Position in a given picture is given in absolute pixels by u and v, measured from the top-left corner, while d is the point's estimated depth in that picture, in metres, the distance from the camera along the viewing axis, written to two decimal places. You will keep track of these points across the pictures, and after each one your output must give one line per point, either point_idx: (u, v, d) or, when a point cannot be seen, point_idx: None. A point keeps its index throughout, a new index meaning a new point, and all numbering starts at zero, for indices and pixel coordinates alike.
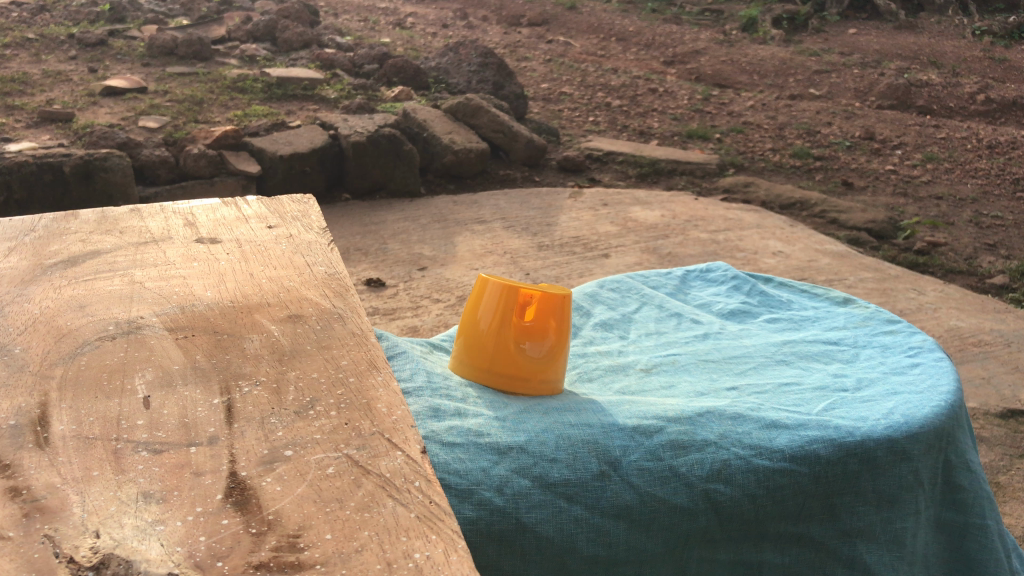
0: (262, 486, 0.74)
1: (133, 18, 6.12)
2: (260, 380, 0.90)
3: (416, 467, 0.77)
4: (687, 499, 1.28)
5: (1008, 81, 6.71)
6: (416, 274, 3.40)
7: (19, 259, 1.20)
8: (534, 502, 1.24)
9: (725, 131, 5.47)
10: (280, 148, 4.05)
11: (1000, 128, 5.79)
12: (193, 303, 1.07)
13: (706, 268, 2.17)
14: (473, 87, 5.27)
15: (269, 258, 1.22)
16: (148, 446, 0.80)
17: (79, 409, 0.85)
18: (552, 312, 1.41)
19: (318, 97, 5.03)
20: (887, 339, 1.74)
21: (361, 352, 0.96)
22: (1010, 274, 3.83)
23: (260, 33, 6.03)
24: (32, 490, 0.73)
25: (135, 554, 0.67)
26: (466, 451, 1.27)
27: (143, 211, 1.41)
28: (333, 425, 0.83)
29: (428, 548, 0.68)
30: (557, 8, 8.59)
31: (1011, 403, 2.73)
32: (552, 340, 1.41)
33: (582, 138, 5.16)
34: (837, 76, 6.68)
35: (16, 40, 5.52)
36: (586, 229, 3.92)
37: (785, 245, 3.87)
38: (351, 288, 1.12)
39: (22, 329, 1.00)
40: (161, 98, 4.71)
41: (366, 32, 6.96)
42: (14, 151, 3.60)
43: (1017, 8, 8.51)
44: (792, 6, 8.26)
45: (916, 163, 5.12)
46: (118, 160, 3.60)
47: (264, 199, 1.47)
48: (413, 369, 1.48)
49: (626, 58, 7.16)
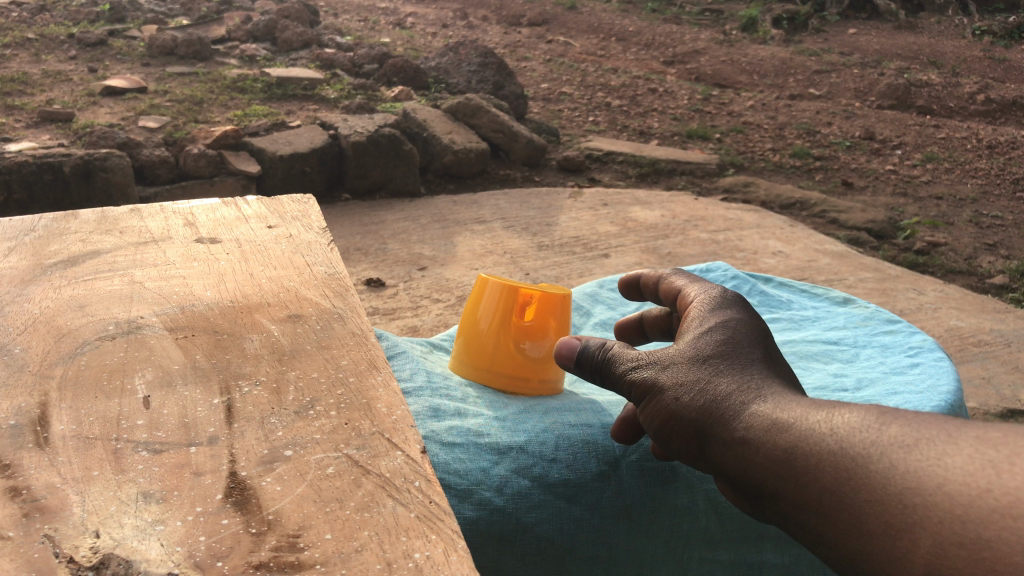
0: (262, 486, 0.74)
1: (133, 18, 6.12)
2: (261, 379, 0.90)
3: (416, 467, 0.77)
4: (687, 499, 1.30)
5: (1008, 81, 6.69)
6: (416, 274, 3.40)
7: (19, 259, 1.20)
8: (534, 502, 1.25)
9: (725, 131, 5.46)
10: (280, 148, 4.05)
11: (1000, 129, 5.78)
12: (193, 303, 1.07)
13: (706, 268, 2.17)
14: (473, 86, 5.27)
15: (268, 258, 1.22)
16: (148, 446, 0.80)
17: (79, 409, 0.85)
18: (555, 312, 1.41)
19: (318, 97, 5.02)
20: (887, 339, 1.74)
21: (361, 352, 0.96)
22: (1010, 274, 3.83)
23: (261, 33, 6.03)
24: (32, 490, 0.73)
25: (135, 554, 0.67)
26: (465, 451, 1.27)
27: (143, 211, 1.41)
28: (333, 425, 0.83)
29: (428, 548, 0.68)
30: (557, 8, 8.56)
31: (1011, 403, 2.73)
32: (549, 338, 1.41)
33: (582, 138, 5.16)
34: (837, 76, 6.68)
35: (16, 40, 5.51)
36: (587, 229, 3.92)
37: (785, 245, 3.86)
38: (351, 288, 1.12)
39: (22, 329, 1.00)
40: (161, 98, 4.71)
41: (366, 32, 6.95)
42: (15, 151, 3.60)
43: (1018, 8, 8.50)
44: (792, 6, 8.24)
45: (916, 163, 5.12)
46: (119, 160, 3.60)
47: (264, 198, 1.47)
48: (413, 369, 1.48)
49: (625, 58, 7.16)
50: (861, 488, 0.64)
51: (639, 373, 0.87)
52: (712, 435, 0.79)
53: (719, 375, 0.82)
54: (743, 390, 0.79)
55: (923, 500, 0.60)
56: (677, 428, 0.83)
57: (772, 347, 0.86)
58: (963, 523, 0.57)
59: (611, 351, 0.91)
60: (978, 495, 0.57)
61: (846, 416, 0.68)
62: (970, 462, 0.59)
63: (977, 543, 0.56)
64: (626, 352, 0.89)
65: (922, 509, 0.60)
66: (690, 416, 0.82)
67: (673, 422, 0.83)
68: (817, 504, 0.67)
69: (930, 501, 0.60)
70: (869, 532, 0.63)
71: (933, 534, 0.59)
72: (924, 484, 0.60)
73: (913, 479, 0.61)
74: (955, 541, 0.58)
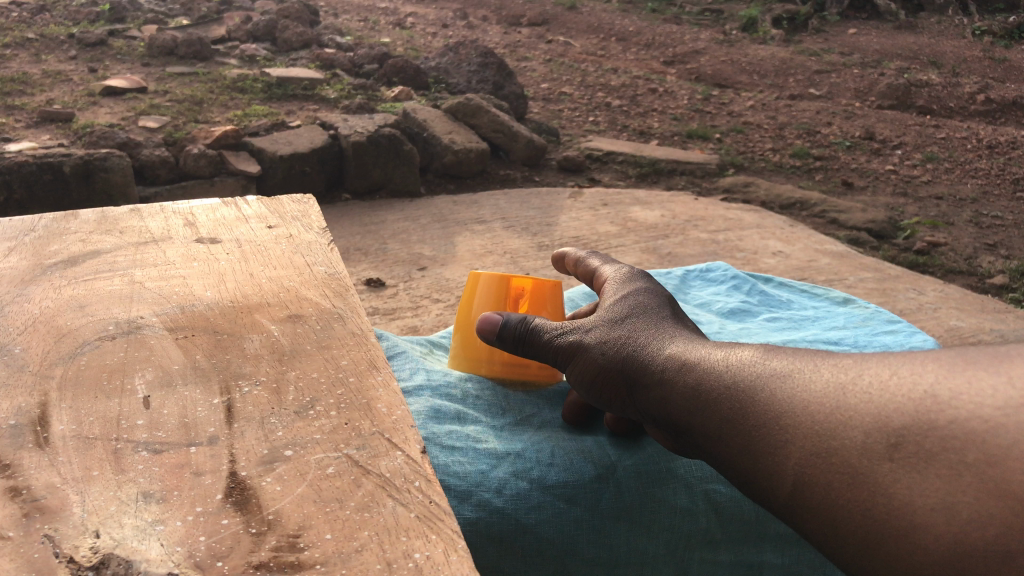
0: (262, 486, 0.74)
1: (133, 18, 6.12)
2: (261, 379, 0.90)
3: (416, 467, 0.77)
4: (687, 500, 1.31)
5: (1008, 81, 6.69)
6: (416, 274, 3.40)
7: (19, 259, 1.20)
8: (533, 503, 1.25)
9: (725, 131, 5.47)
10: (279, 148, 4.05)
11: (1000, 129, 5.78)
12: (193, 303, 1.07)
13: (706, 268, 2.16)
14: (473, 86, 5.27)
15: (268, 258, 1.22)
16: (148, 446, 0.80)
17: (79, 409, 0.85)
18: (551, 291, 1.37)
19: (318, 97, 5.02)
20: (887, 339, 1.74)
21: (361, 352, 0.96)
22: (1010, 274, 3.82)
23: (261, 33, 6.03)
24: (32, 490, 0.73)
25: (135, 554, 0.67)
26: (464, 455, 1.28)
27: (143, 211, 1.41)
28: (333, 425, 0.83)
29: (428, 548, 0.68)
30: (557, 8, 8.56)
31: None
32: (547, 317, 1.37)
33: (582, 138, 5.17)
34: (837, 76, 6.68)
35: (16, 40, 5.51)
36: (587, 229, 3.92)
37: (785, 245, 3.86)
38: (351, 288, 1.12)
39: (22, 329, 1.00)
40: (161, 98, 4.71)
41: (366, 32, 6.95)
42: (15, 151, 3.60)
43: (1018, 8, 8.50)
44: (792, 6, 8.24)
45: (916, 163, 5.12)
46: (118, 160, 3.60)
47: (264, 199, 1.46)
48: (412, 369, 1.48)
49: (625, 58, 7.16)
50: (748, 414, 0.83)
51: (566, 338, 1.09)
52: (633, 381, 1.00)
53: (633, 334, 1.04)
54: (655, 346, 1.00)
55: (791, 419, 0.79)
56: (604, 378, 1.05)
57: (669, 308, 1.10)
58: (821, 432, 0.76)
59: (533, 326, 1.11)
60: (830, 411, 0.77)
61: (736, 356, 0.89)
62: (826, 385, 0.79)
63: (829, 448, 0.75)
64: (547, 325, 1.10)
65: (791, 429, 0.79)
66: (613, 370, 1.03)
67: (600, 375, 1.05)
68: (714, 429, 0.87)
69: (797, 418, 0.79)
70: (755, 449, 0.82)
71: (800, 442, 0.78)
72: (792, 407, 0.80)
73: (785, 403, 0.81)
74: (813, 445, 0.77)
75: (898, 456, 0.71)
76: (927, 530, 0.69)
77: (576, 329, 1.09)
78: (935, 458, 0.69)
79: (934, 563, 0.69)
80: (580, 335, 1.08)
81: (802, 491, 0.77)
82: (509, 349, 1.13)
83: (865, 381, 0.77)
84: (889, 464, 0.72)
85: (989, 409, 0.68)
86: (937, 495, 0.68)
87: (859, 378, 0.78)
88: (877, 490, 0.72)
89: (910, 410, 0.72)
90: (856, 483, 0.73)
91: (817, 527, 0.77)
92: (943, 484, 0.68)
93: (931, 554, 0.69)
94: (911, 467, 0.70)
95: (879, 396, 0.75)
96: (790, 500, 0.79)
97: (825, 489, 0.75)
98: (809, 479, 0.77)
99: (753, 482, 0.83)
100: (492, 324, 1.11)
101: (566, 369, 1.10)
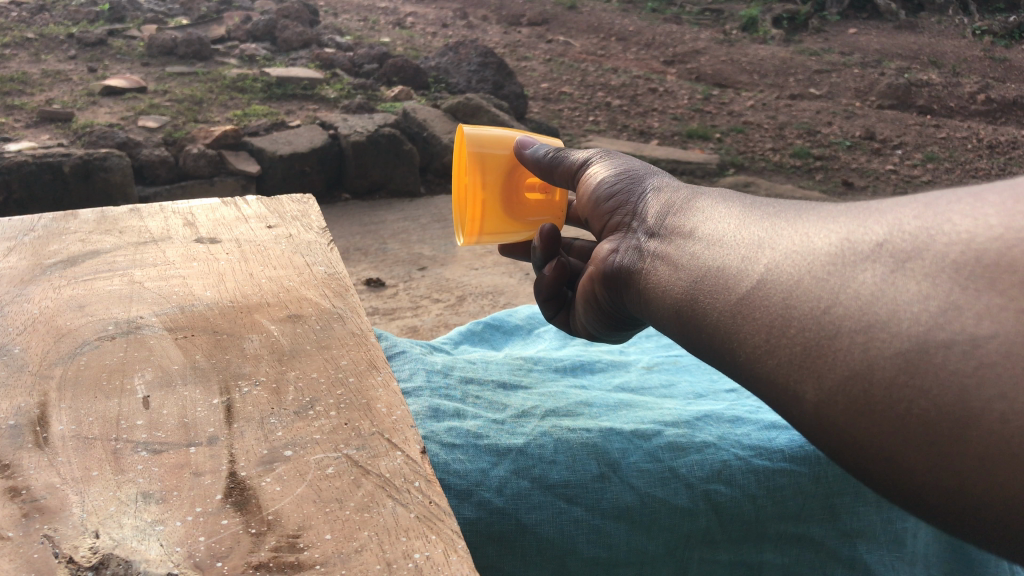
0: (262, 486, 0.74)
1: (133, 18, 6.11)
2: (260, 379, 0.90)
3: (416, 467, 0.77)
4: (687, 499, 1.31)
5: (1008, 81, 6.64)
6: (416, 274, 3.40)
7: (19, 258, 1.20)
8: (533, 503, 1.26)
9: (725, 131, 5.46)
10: (279, 147, 4.04)
11: (1001, 128, 5.77)
12: (193, 303, 1.07)
13: None
14: (473, 86, 5.26)
15: (268, 258, 1.22)
16: (148, 447, 0.79)
17: (78, 409, 0.85)
18: (558, 207, 1.30)
19: (318, 97, 5.01)
20: None
21: (361, 352, 0.96)
22: None
23: (260, 33, 6.01)
24: (31, 490, 0.73)
25: (135, 554, 0.67)
26: (465, 452, 1.28)
27: (143, 210, 1.40)
28: (333, 425, 0.82)
29: (428, 548, 0.68)
30: (557, 8, 8.53)
31: None
32: (528, 211, 1.27)
33: (582, 138, 5.16)
34: (837, 76, 6.68)
35: (16, 40, 5.50)
36: None
37: None
38: (351, 288, 1.12)
39: (22, 329, 0.99)
40: (161, 98, 4.71)
41: (366, 32, 6.94)
42: (14, 151, 3.59)
43: None
44: (792, 6, 8.24)
45: (917, 163, 5.12)
46: (118, 160, 3.60)
47: (263, 198, 1.46)
48: (412, 368, 1.48)
49: (626, 58, 7.15)
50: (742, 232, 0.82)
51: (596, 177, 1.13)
52: (634, 215, 1.04)
53: (651, 181, 1.08)
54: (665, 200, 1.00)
55: (786, 233, 0.77)
56: (603, 204, 1.10)
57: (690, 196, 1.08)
58: (813, 236, 0.74)
59: (562, 153, 1.18)
60: (830, 222, 0.74)
61: (746, 203, 0.88)
62: (835, 209, 0.77)
63: (814, 250, 0.73)
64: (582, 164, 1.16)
65: (781, 241, 0.77)
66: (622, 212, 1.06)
67: (603, 195, 1.10)
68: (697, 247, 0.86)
69: (790, 234, 0.77)
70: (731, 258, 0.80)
71: (781, 246, 0.77)
72: (791, 225, 0.78)
73: (787, 225, 0.79)
74: (795, 247, 0.75)
75: (881, 254, 0.66)
76: (888, 326, 0.63)
77: (604, 156, 1.16)
78: (919, 257, 0.64)
79: (880, 361, 0.63)
80: (605, 162, 1.15)
81: (763, 291, 0.75)
82: (535, 166, 1.20)
83: (866, 207, 0.74)
84: (867, 266, 0.67)
85: (989, 219, 0.62)
86: (910, 294, 0.63)
87: (869, 204, 0.74)
88: (845, 285, 0.67)
89: (911, 221, 0.67)
90: (826, 280, 0.69)
91: (766, 335, 0.73)
92: (917, 289, 0.62)
93: (886, 350, 0.62)
94: (889, 266, 0.65)
95: (876, 215, 0.71)
96: (742, 302, 0.76)
97: (790, 285, 0.72)
98: (777, 275, 0.74)
99: (713, 286, 0.81)
100: (527, 145, 1.21)
101: (579, 195, 1.16)
